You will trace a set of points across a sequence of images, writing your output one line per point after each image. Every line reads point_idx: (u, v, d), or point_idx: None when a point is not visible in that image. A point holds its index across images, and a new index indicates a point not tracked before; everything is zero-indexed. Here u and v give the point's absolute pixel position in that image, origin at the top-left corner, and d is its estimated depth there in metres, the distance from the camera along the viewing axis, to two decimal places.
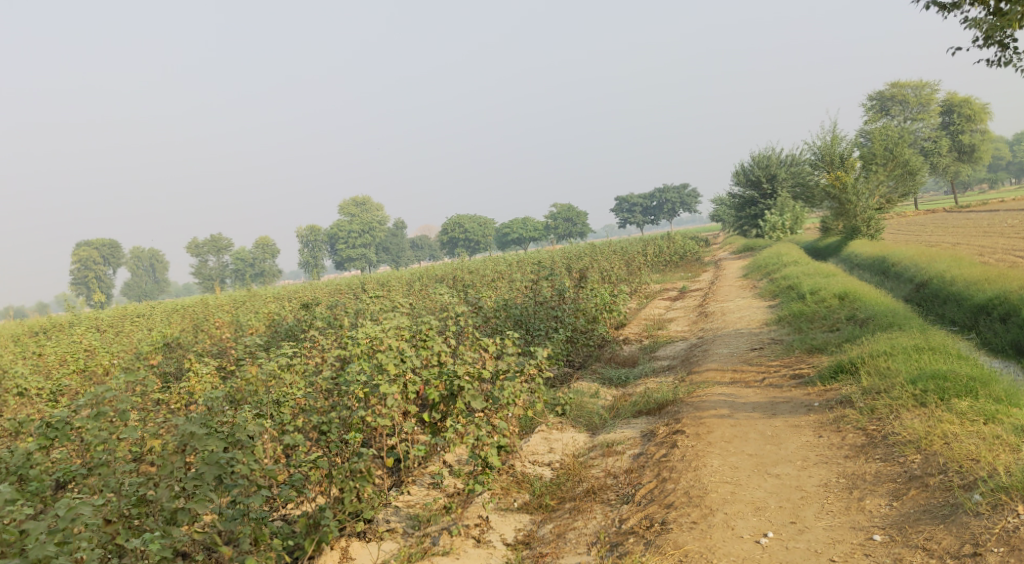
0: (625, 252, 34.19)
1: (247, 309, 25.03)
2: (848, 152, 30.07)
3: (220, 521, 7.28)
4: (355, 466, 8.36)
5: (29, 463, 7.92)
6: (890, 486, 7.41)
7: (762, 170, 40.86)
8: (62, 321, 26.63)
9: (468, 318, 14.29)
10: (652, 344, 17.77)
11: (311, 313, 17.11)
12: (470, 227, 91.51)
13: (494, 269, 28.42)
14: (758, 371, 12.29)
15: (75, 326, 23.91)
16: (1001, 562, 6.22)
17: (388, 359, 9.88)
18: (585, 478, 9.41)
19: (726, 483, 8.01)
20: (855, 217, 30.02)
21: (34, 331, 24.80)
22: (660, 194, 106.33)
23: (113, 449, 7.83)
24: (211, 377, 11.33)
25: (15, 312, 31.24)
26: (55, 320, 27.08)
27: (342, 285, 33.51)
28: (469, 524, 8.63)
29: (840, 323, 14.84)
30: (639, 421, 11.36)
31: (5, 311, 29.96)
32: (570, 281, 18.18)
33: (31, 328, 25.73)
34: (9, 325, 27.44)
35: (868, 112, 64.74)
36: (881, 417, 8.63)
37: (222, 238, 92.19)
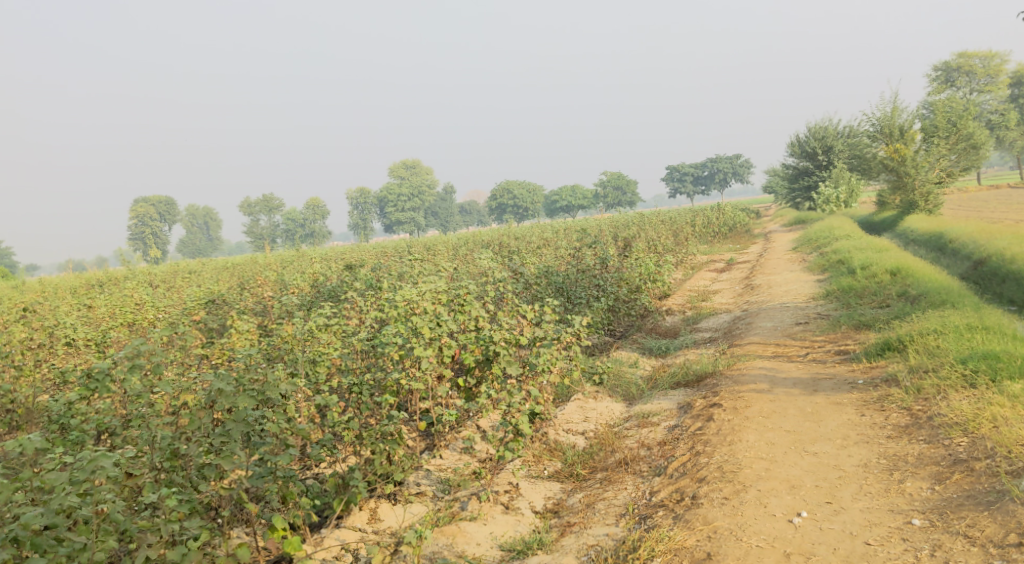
0: (673, 222, 33.70)
1: (294, 269, 25.32)
2: (909, 124, 29.06)
3: (247, 478, 7.38)
4: (386, 429, 8.39)
5: (70, 412, 8.14)
6: (933, 469, 7.13)
7: (819, 142, 39.89)
8: (118, 275, 27.33)
9: (508, 284, 14.22)
10: (695, 315, 17.50)
11: (355, 275, 17.22)
12: (518, 193, 91.26)
13: (539, 236, 28.26)
14: (802, 346, 11.97)
15: (129, 281, 24.49)
16: None
17: (423, 322, 9.84)
18: (617, 448, 9.29)
19: (761, 460, 7.81)
20: (913, 191, 29.06)
21: (91, 283, 25.53)
22: (712, 164, 104.48)
23: (149, 402, 7.99)
24: (251, 334, 11.48)
25: (73, 266, 32.16)
26: (111, 274, 27.78)
27: (388, 248, 33.69)
28: (499, 490, 8.60)
29: (890, 299, 14.39)
30: (677, 393, 11.18)
31: (65, 264, 30.93)
32: (614, 249, 17.95)
33: (88, 281, 26.45)
34: (68, 277, 28.26)
35: (933, 83, 62.38)
36: (928, 398, 8.31)
37: (273, 199, 93.49)
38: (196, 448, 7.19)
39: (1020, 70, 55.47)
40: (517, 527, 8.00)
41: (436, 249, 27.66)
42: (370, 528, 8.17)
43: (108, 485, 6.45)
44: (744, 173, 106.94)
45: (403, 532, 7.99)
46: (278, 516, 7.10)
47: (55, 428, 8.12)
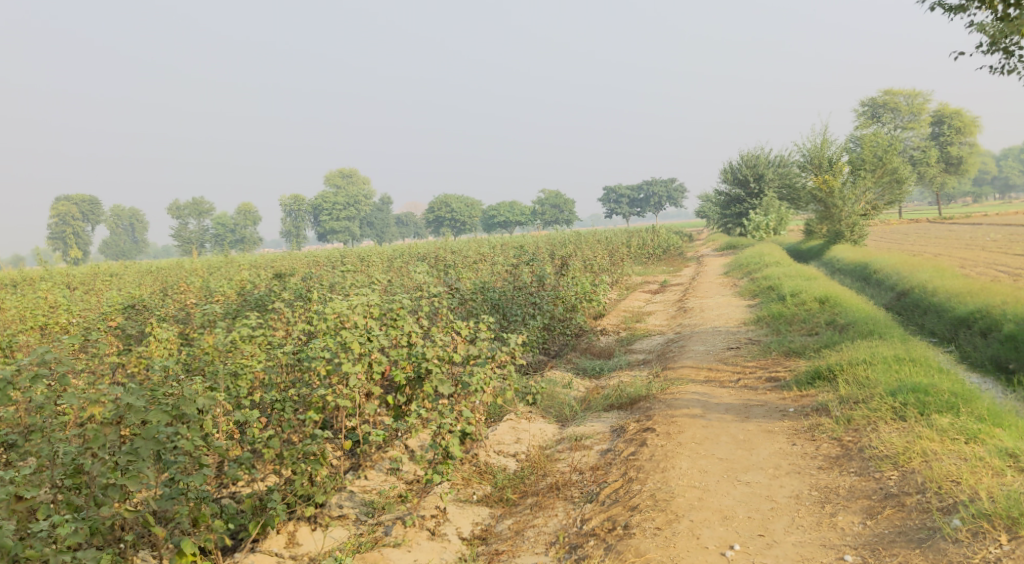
0: (609, 242, 33.91)
1: (221, 275, 24.46)
2: (837, 157, 29.91)
3: (155, 500, 6.89)
4: (309, 448, 7.99)
5: None
6: (864, 503, 7.13)
7: (750, 170, 40.39)
8: (33, 275, 25.97)
9: (444, 299, 13.92)
10: (629, 336, 17.51)
11: (285, 284, 16.70)
12: (456, 206, 91.04)
13: (475, 251, 28.07)
14: (734, 371, 12.01)
15: (43, 282, 23.24)
16: None
17: (353, 337, 9.49)
18: (549, 472, 9.10)
19: (694, 488, 7.71)
20: (840, 222, 29.94)
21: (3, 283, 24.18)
22: (648, 186, 106.25)
23: (53, 414, 7.42)
24: (171, 342, 10.91)
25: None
26: (25, 274, 26.39)
27: (320, 257, 33.01)
28: (425, 514, 8.28)
29: (819, 326, 14.61)
30: (610, 416, 11.07)
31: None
32: (551, 267, 17.87)
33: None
34: None
35: (860, 117, 64.72)
36: (858, 429, 8.37)
37: (204, 202, 91.04)
38: (100, 467, 6.68)
39: (941, 109, 58.00)
40: (442, 555, 7.68)
41: (370, 261, 27.19)
42: (287, 553, 7.75)
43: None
44: (679, 197, 108.86)
45: (323, 558, 7.60)
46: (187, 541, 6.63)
47: None
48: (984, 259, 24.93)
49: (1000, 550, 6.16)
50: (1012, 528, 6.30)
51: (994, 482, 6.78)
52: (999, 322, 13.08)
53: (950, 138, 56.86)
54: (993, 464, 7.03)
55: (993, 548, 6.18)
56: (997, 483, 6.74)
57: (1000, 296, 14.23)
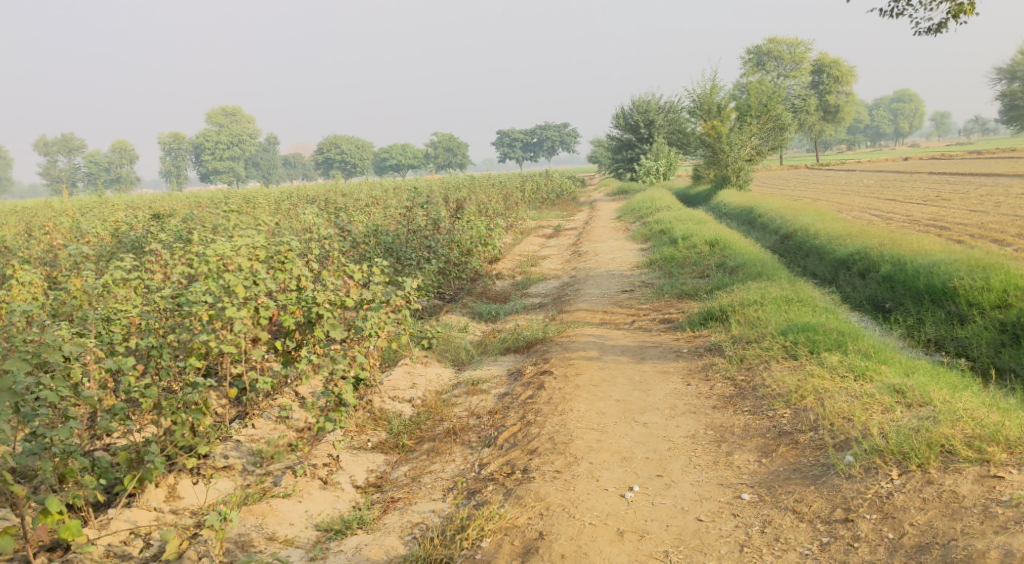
0: (503, 186, 33.77)
1: (93, 216, 22.93)
2: (726, 103, 30.53)
3: (13, 456, 6.18)
4: (190, 397, 7.44)
5: None
6: (758, 441, 7.27)
7: (641, 115, 40.95)
8: None
9: (335, 242, 13.39)
10: (525, 280, 17.48)
11: (163, 225, 15.71)
12: (347, 147, 88.64)
13: (368, 194, 27.29)
14: (629, 314, 12.09)
15: None
16: (873, 529, 6.04)
17: (237, 280, 8.94)
18: (446, 417, 8.91)
19: (592, 430, 7.68)
20: (726, 166, 30.62)
21: None
22: (542, 131, 106.31)
23: None
24: (34, 287, 9.99)
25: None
26: None
27: (202, 198, 31.46)
28: (317, 463, 7.91)
29: (710, 269, 14.91)
30: (507, 359, 10.99)
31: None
32: (446, 210, 17.49)
33: None
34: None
35: (746, 65, 66.37)
36: (751, 367, 8.56)
37: (73, 139, 84.89)
38: None
39: (821, 59, 60.15)
40: (336, 505, 7.35)
41: (255, 202, 26.00)
42: (167, 507, 7.18)
43: None
44: (572, 141, 109.49)
45: (206, 512, 7.11)
46: (53, 496, 5.85)
47: None
48: (859, 203, 26.14)
49: (891, 484, 6.33)
50: (902, 463, 6.46)
51: (883, 418, 7.00)
52: (877, 263, 13.66)
53: (828, 87, 59.26)
54: (883, 401, 7.27)
55: (885, 482, 6.34)
56: (887, 419, 6.98)
57: (878, 239, 14.87)
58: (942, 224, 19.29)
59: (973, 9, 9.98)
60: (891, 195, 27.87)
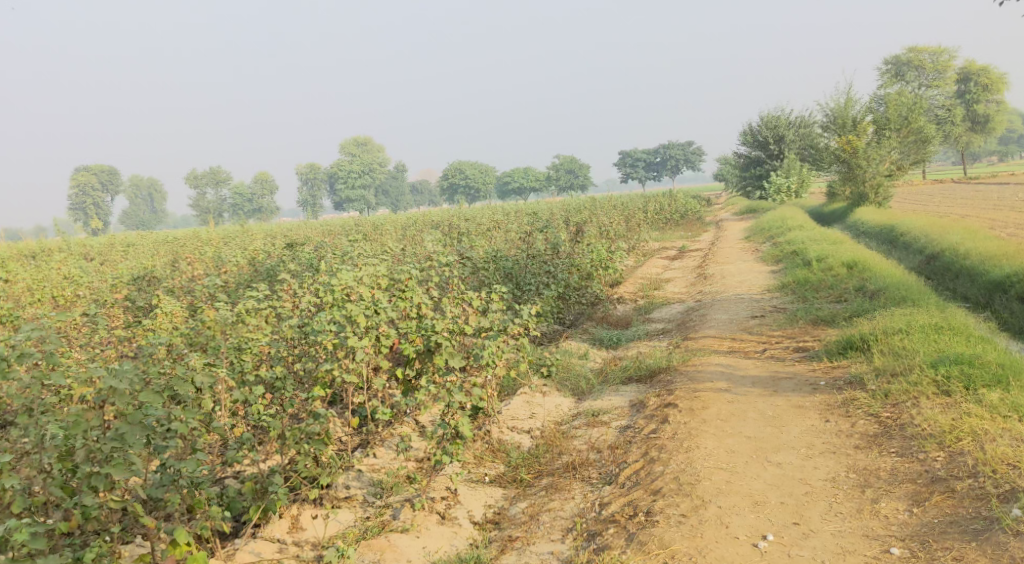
0: (626, 207, 33.33)
1: (235, 244, 24.27)
2: (862, 116, 29.04)
3: (145, 488, 6.39)
4: (311, 428, 7.56)
5: None
6: (908, 488, 6.61)
7: (770, 131, 39.52)
8: (54, 246, 26.21)
9: (455, 270, 13.49)
10: (647, 304, 17.03)
11: (295, 254, 16.33)
12: (472, 173, 90.44)
13: (490, 219, 27.55)
14: (759, 341, 11.45)
15: (62, 253, 23.29)
16: None
17: (359, 310, 9.07)
18: (565, 450, 8.64)
19: (721, 470, 7.22)
20: (863, 183, 28.98)
21: (24, 255, 24.43)
22: (665, 151, 104.82)
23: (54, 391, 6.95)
24: (175, 315, 10.52)
25: (9, 236, 31.11)
26: (45, 245, 26.65)
27: (335, 226, 32.77)
28: (435, 496, 7.82)
29: (847, 293, 13.99)
30: (629, 389, 10.62)
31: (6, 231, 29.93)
32: (567, 234, 17.31)
33: (21, 253, 25.30)
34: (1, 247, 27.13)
35: (883, 76, 63.04)
36: (897, 404, 7.84)
37: (220, 172, 90.78)
38: (82, 455, 6.13)
39: (968, 66, 56.30)
40: (453, 541, 7.22)
41: (382, 229, 26.78)
42: (290, 538, 7.26)
43: None
44: (696, 160, 107.24)
45: (327, 545, 7.14)
46: (181, 528, 6.06)
47: None
48: (1016, 219, 24.07)
49: None
50: None
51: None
52: None
53: (976, 96, 55.31)
54: None
55: None
56: None
57: None
58: None
59: None
60: None
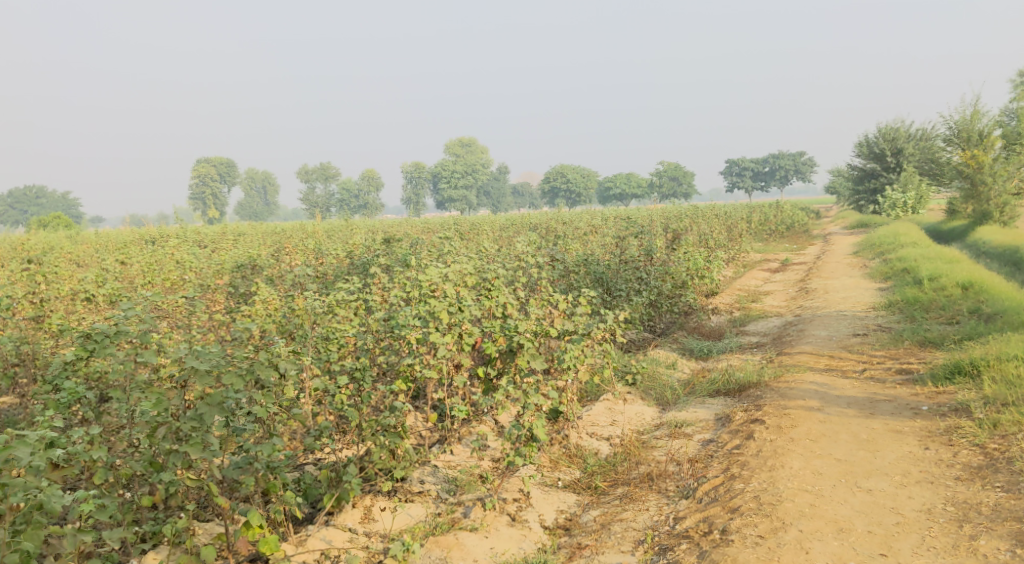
0: (728, 217, 32.48)
1: (337, 238, 24.95)
2: (989, 129, 27.37)
3: (222, 469, 6.62)
4: (387, 421, 7.68)
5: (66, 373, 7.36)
6: (1012, 527, 6.09)
7: (888, 143, 37.79)
8: (172, 233, 27.67)
9: (545, 272, 13.46)
10: (743, 316, 16.51)
11: (391, 250, 16.64)
12: (574, 177, 90.29)
13: (588, 223, 27.34)
14: (859, 361, 10.88)
15: (179, 240, 24.54)
16: None
17: (442, 306, 9.18)
18: (644, 461, 8.42)
19: (805, 493, 6.85)
20: (987, 201, 27.07)
21: (144, 241, 25.86)
22: (774, 160, 101.74)
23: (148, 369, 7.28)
24: (270, 303, 10.86)
25: (133, 221, 33.11)
26: (165, 232, 28.17)
27: (435, 224, 33.32)
28: (507, 497, 7.76)
29: (960, 315, 13.12)
30: (715, 402, 10.29)
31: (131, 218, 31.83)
32: (662, 240, 16.96)
33: (143, 238, 26.81)
34: (126, 233, 28.86)
35: (1016, 89, 59.22)
36: (1007, 436, 7.26)
37: (330, 168, 93.84)
38: (164, 432, 6.39)
39: None
40: (521, 544, 7.12)
41: (480, 229, 27.02)
42: (361, 529, 7.35)
43: (34, 476, 5.68)
44: (807, 171, 103.50)
45: (396, 538, 7.18)
46: (255, 511, 6.26)
47: (48, 388, 7.35)
48: None
49: None
50: None
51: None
52: None
53: None
54: None
55: None
56: None
57: None
58: None
59: None
60: None
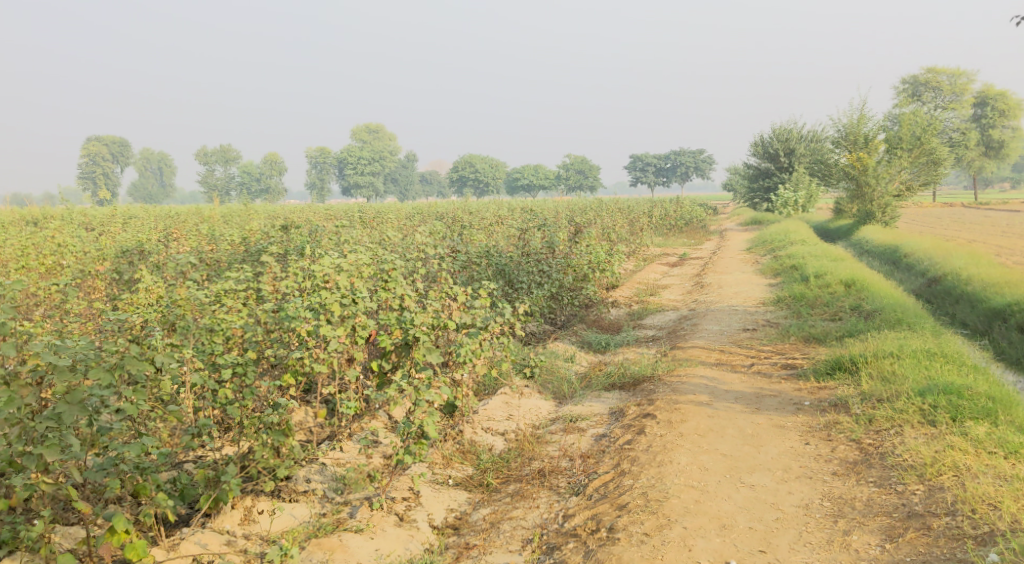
0: (631, 211, 33.04)
1: (234, 223, 23.99)
2: (874, 134, 28.61)
3: (84, 470, 6.19)
4: (270, 418, 7.36)
5: None
6: (883, 521, 6.32)
7: (781, 144, 39.14)
8: (54, 214, 26.00)
9: (445, 263, 13.24)
10: (641, 310, 16.76)
11: (288, 238, 16.08)
12: (482, 167, 90.20)
13: (493, 213, 27.28)
14: (748, 355, 11.18)
15: (60, 222, 23.06)
16: None
17: (334, 298, 8.88)
18: (537, 456, 8.38)
19: (691, 489, 6.94)
20: (870, 202, 28.63)
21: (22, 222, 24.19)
22: (676, 156, 104.39)
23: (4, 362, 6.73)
24: (152, 292, 10.27)
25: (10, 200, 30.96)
26: (45, 212, 26.43)
27: (338, 211, 32.51)
28: (396, 496, 7.57)
29: (843, 312, 13.68)
30: (610, 396, 10.37)
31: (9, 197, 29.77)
32: (565, 233, 17.01)
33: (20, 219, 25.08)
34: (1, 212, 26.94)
35: (900, 95, 62.56)
36: (880, 431, 7.56)
37: (230, 150, 90.53)
38: (16, 433, 5.91)
39: (986, 91, 55.69)
40: (408, 545, 6.95)
41: (383, 217, 26.52)
42: (240, 531, 7.03)
43: None
44: (707, 167, 106.72)
45: (277, 541, 6.89)
46: (120, 516, 5.85)
47: None
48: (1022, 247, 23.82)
49: None
50: None
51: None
52: None
53: (992, 121, 54.92)
54: None
55: None
56: None
57: None
58: None
59: None
60: None
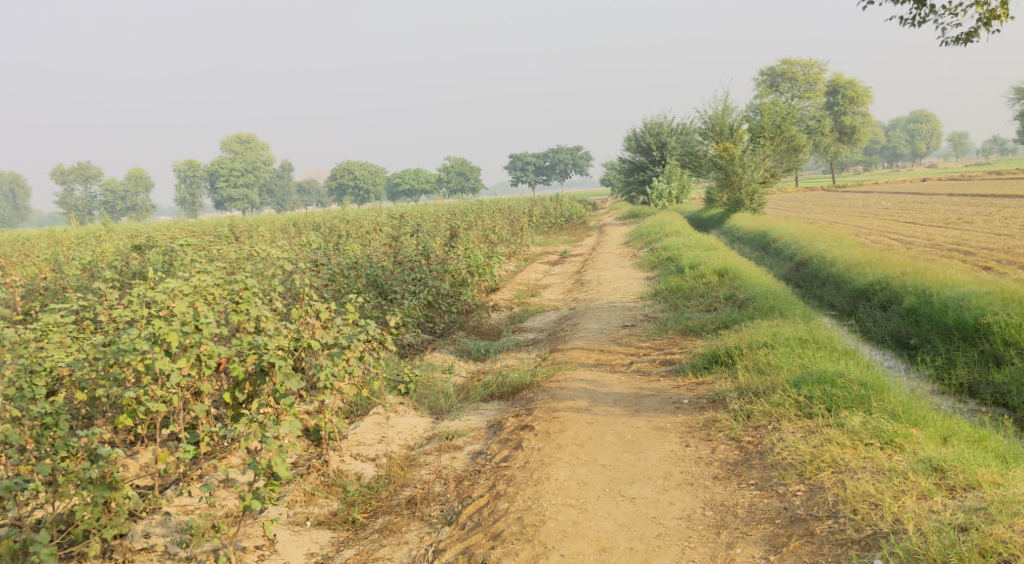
0: (512, 211, 32.77)
1: (86, 246, 22.01)
2: (737, 124, 29.46)
3: None
4: (87, 474, 6.38)
5: None
6: (766, 530, 6.10)
7: (653, 138, 39.80)
8: None
9: (309, 278, 12.36)
10: (522, 312, 16.36)
11: (139, 258, 14.69)
12: (361, 173, 88.37)
13: (371, 221, 26.33)
14: (627, 354, 10.89)
15: None
16: None
17: (172, 327, 7.90)
18: (408, 483, 7.75)
19: (569, 508, 6.54)
20: (739, 189, 29.40)
21: None
22: (553, 154, 105.54)
23: None
24: None
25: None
26: None
27: (206, 225, 30.66)
28: (247, 546, 6.80)
29: (718, 302, 13.71)
30: (489, 408, 9.85)
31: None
32: (440, 237, 16.36)
33: None
34: None
35: (759, 86, 65.33)
36: (758, 427, 7.37)
37: (89, 167, 84.88)
38: None
39: (837, 79, 58.73)
40: None
41: (253, 230, 25.05)
42: None
43: None
44: (584, 165, 108.49)
45: None
46: None
47: None
48: (878, 227, 25.01)
49: None
50: None
51: (920, 508, 5.88)
52: (900, 294, 12.71)
53: (843, 108, 58.01)
54: (918, 483, 6.10)
55: None
56: (924, 510, 5.83)
57: (901, 267, 13.80)
58: (966, 249, 18.42)
59: (1005, 14, 9.43)
60: (911, 218, 26.73)
